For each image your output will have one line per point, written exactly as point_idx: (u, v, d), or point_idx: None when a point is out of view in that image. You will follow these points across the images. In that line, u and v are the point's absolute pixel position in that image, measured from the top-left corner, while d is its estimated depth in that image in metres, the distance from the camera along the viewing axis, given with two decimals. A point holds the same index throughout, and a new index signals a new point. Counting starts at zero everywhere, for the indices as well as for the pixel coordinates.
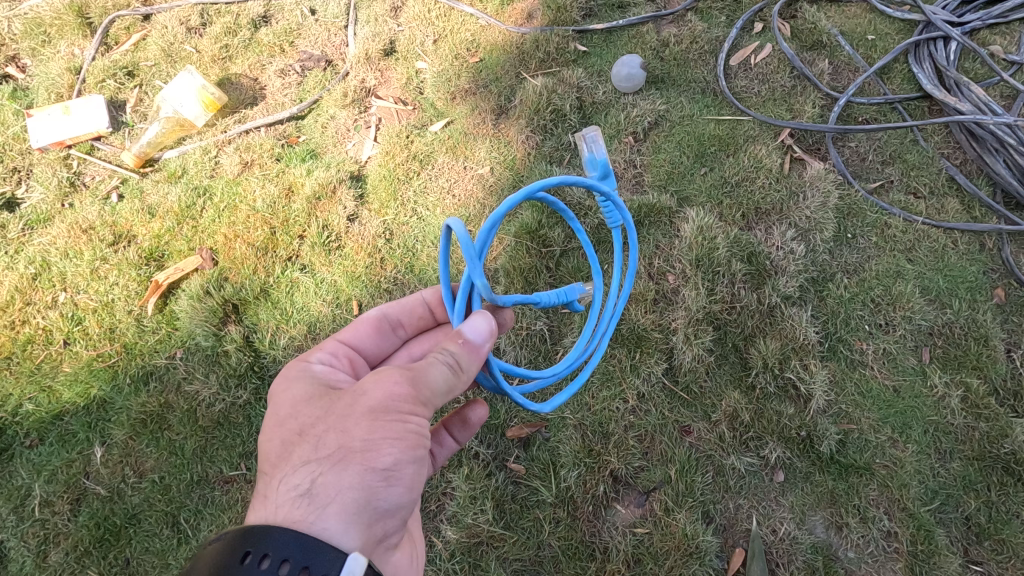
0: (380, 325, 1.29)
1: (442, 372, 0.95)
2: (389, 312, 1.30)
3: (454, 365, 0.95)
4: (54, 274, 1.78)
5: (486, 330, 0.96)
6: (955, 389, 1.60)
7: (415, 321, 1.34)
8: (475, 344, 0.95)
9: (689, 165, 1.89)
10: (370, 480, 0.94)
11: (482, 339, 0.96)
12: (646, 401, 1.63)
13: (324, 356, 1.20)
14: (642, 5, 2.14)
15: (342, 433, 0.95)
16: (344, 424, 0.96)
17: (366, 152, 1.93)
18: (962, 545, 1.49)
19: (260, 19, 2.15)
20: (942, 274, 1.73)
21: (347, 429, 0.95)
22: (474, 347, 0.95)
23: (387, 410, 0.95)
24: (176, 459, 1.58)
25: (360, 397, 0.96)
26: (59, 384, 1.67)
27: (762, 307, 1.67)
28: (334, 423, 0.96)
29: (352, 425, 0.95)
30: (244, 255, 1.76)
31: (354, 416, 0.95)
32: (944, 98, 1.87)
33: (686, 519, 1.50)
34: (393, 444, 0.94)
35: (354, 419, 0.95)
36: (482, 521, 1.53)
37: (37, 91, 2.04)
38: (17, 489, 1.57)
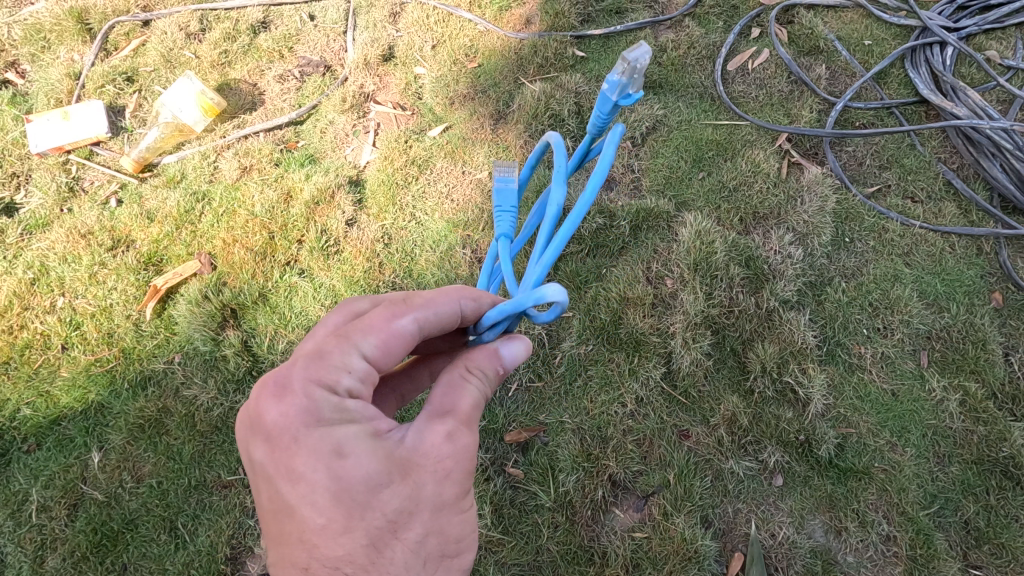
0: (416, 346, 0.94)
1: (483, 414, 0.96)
2: (427, 327, 0.95)
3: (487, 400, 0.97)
4: (52, 278, 1.79)
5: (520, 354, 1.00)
6: (953, 393, 1.60)
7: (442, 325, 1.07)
8: (509, 371, 0.99)
9: (687, 169, 1.89)
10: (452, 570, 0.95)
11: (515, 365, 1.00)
12: (645, 405, 1.62)
13: (353, 384, 0.89)
14: (640, 11, 2.15)
15: (438, 534, 0.90)
16: (439, 521, 0.89)
17: (365, 157, 1.94)
18: (962, 549, 1.49)
19: (260, 25, 2.16)
20: (940, 278, 1.73)
21: (439, 526, 0.89)
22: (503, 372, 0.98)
23: (466, 493, 0.93)
24: (174, 463, 1.58)
25: (447, 481, 0.89)
26: (57, 389, 1.67)
27: (761, 311, 1.67)
28: (428, 517, 0.88)
29: (448, 519, 0.90)
30: (243, 259, 1.77)
31: (444, 509, 0.90)
32: (941, 103, 1.88)
33: (685, 523, 1.50)
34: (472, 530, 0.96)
35: (447, 513, 0.90)
36: (480, 526, 1.54)
37: (37, 96, 2.05)
38: (15, 494, 1.56)
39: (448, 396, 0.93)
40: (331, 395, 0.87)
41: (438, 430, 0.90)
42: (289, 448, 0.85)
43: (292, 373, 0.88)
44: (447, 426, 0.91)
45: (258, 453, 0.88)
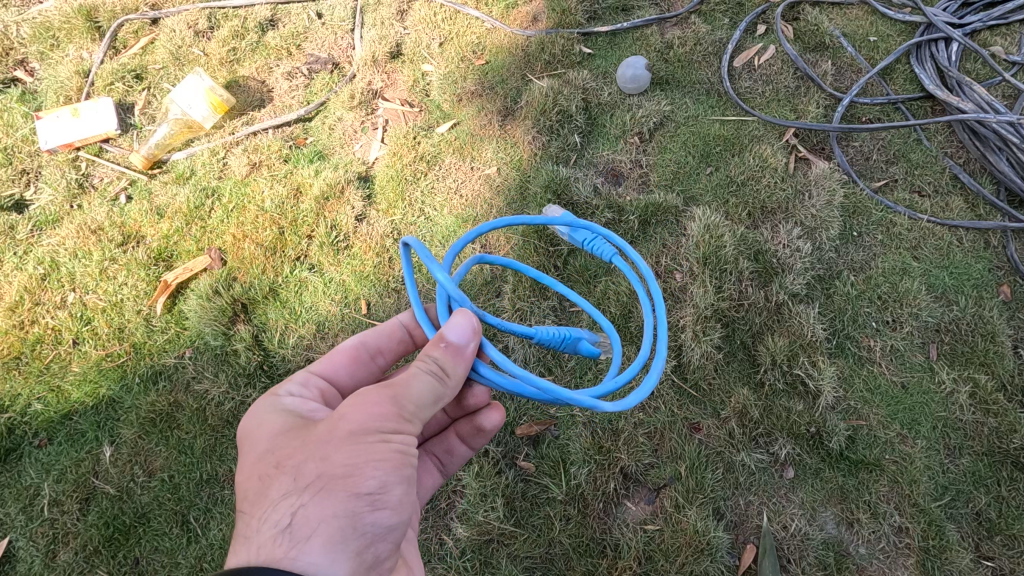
0: (358, 355, 1.28)
1: (430, 383, 0.96)
2: (368, 340, 1.28)
3: (438, 374, 0.96)
4: (63, 274, 1.79)
5: (468, 330, 0.98)
6: (963, 385, 1.61)
7: (393, 346, 1.32)
8: (457, 345, 0.97)
9: (695, 165, 1.90)
10: (353, 506, 0.90)
11: (465, 340, 0.97)
12: (656, 399, 1.63)
13: (295, 389, 1.15)
14: (646, 8, 2.16)
15: (319, 460, 0.91)
16: (322, 450, 0.92)
17: (374, 153, 1.95)
18: (974, 540, 1.49)
19: (268, 22, 2.17)
20: (948, 271, 1.74)
21: (323, 455, 0.91)
22: (457, 348, 0.97)
23: (367, 430, 0.92)
24: (186, 458, 1.58)
25: (337, 422, 0.94)
26: (67, 384, 1.67)
27: (770, 305, 1.68)
28: (313, 451, 0.92)
29: (332, 451, 0.91)
30: (252, 255, 1.77)
31: (335, 441, 0.92)
32: (947, 98, 1.89)
33: (697, 516, 1.50)
34: (373, 465, 0.91)
35: (336, 446, 0.92)
36: (493, 518, 1.53)
37: (46, 94, 2.06)
38: (26, 488, 1.56)
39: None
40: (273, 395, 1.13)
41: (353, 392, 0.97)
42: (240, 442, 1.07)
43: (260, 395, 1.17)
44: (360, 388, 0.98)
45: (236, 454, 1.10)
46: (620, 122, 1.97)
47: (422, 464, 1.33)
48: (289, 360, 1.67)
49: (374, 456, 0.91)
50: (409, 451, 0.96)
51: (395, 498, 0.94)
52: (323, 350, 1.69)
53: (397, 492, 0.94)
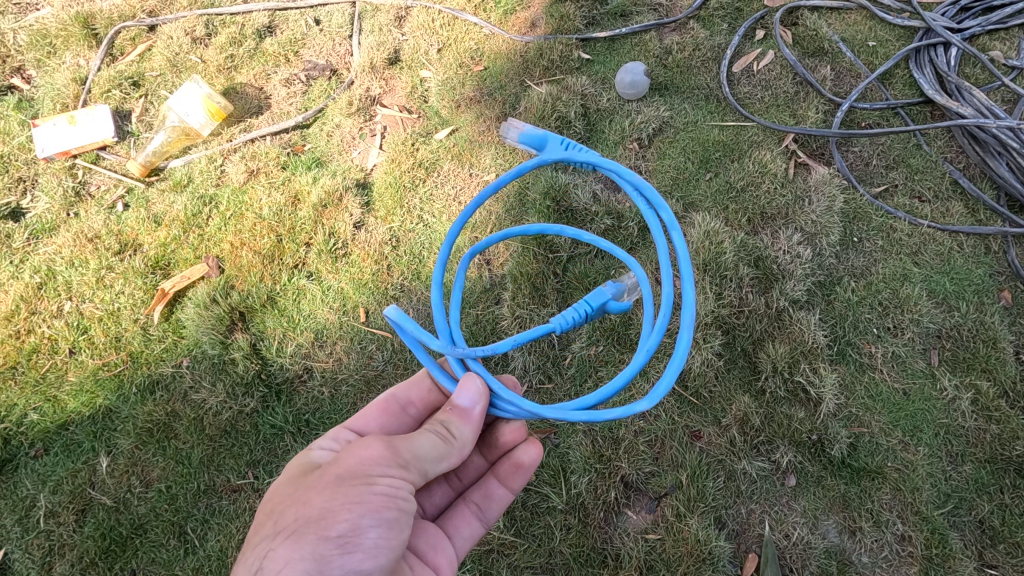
0: (389, 407, 1.31)
1: (435, 443, 1.06)
2: (399, 393, 1.32)
3: (444, 434, 1.07)
4: (59, 283, 1.78)
5: (475, 392, 1.07)
6: (965, 391, 1.60)
7: (425, 396, 1.34)
8: (465, 408, 1.07)
9: (694, 171, 1.89)
10: (322, 548, 0.91)
11: (472, 403, 1.07)
12: (656, 406, 1.61)
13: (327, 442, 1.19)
14: (645, 13, 2.15)
15: (303, 503, 0.96)
16: (309, 494, 0.98)
17: (373, 160, 1.94)
18: (977, 549, 1.48)
19: (266, 29, 2.17)
20: (949, 277, 1.73)
21: (308, 498, 0.97)
22: (465, 411, 1.07)
23: (354, 475, 0.98)
24: (184, 468, 1.57)
25: (331, 468, 1.01)
26: (64, 394, 1.66)
27: (771, 311, 1.67)
28: (301, 496, 0.99)
29: (314, 495, 0.97)
30: (250, 262, 1.76)
31: (322, 486, 0.98)
32: (946, 103, 1.88)
33: (698, 525, 1.49)
34: (350, 507, 0.93)
35: (320, 488, 0.98)
36: (493, 528, 1.53)
37: (43, 102, 2.05)
38: (22, 499, 1.55)
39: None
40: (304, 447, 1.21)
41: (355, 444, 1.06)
42: None
43: None
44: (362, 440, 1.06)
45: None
46: (619, 128, 1.96)
47: (460, 514, 1.30)
48: (287, 368, 1.66)
49: (351, 499, 0.94)
50: (396, 496, 0.98)
51: (371, 542, 0.94)
52: (321, 358, 1.68)
53: (370, 537, 0.94)
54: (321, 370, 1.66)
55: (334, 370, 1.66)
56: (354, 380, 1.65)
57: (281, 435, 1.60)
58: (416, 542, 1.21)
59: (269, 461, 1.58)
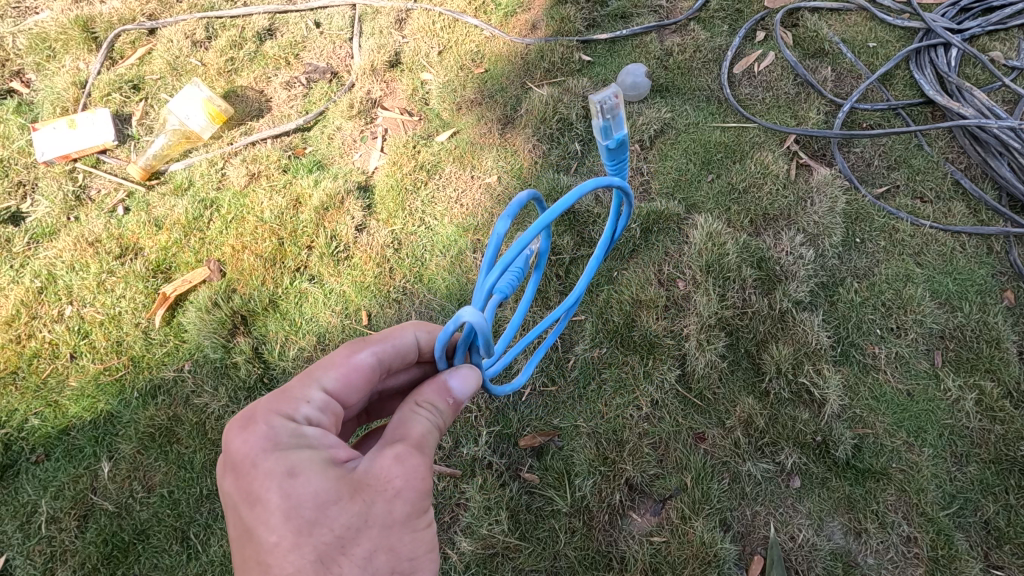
0: (373, 376, 1.04)
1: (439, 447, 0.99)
2: (385, 358, 1.05)
3: (442, 432, 0.99)
4: (60, 287, 1.77)
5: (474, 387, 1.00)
6: (968, 392, 1.60)
7: None
8: (461, 402, 1.00)
9: (696, 172, 1.89)
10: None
11: (468, 397, 1.00)
12: (660, 409, 1.62)
13: (312, 413, 0.97)
14: (645, 15, 2.16)
15: (388, 551, 0.88)
16: (389, 539, 0.88)
17: (374, 163, 1.94)
18: (983, 550, 1.47)
19: (266, 32, 2.16)
20: (952, 277, 1.73)
21: (389, 544, 0.88)
22: (457, 404, 1.00)
23: (419, 513, 0.92)
24: (185, 473, 1.56)
25: (395, 500, 0.89)
26: (65, 399, 1.65)
27: (774, 313, 1.66)
28: (378, 539, 0.87)
29: (398, 542, 0.89)
30: (252, 266, 1.76)
31: (397, 528, 0.89)
32: (947, 104, 1.88)
33: (704, 527, 1.49)
34: (430, 556, 0.94)
35: (398, 531, 0.89)
36: (497, 531, 1.52)
37: (43, 105, 2.04)
38: (23, 505, 1.54)
39: (401, 426, 0.95)
40: (289, 423, 0.93)
41: (389, 453, 0.91)
42: (248, 473, 0.89)
43: (257, 406, 0.95)
44: (397, 449, 0.92)
45: (225, 484, 0.91)
46: None
47: None
48: (290, 372, 1.66)
49: (429, 546, 0.94)
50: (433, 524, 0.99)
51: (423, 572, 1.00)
52: None
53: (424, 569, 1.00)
54: None
55: None
56: None
57: None
58: None
59: None
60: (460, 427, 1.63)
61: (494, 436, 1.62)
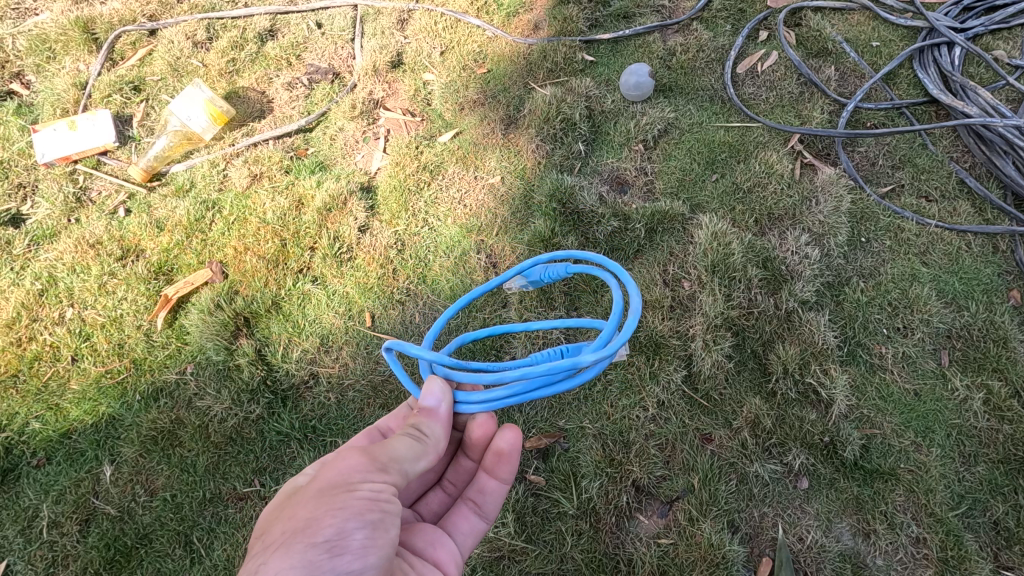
0: (372, 435, 1.28)
1: (412, 444, 1.03)
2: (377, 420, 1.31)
3: (417, 435, 1.05)
4: (61, 289, 1.76)
5: (439, 393, 1.07)
6: (976, 392, 1.59)
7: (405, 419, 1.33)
8: (431, 407, 1.07)
9: (700, 172, 1.89)
10: (310, 556, 0.85)
11: (437, 402, 1.07)
12: (666, 409, 1.61)
13: None
14: (648, 15, 2.15)
15: (287, 519, 0.91)
16: (294, 511, 0.93)
17: (376, 164, 1.93)
18: (993, 550, 1.46)
19: (267, 33, 2.16)
20: (958, 277, 1.72)
21: (292, 514, 0.92)
22: (431, 411, 1.07)
23: (334, 484, 0.94)
24: (189, 476, 1.55)
25: (313, 484, 0.97)
26: (66, 402, 1.63)
27: (780, 313, 1.65)
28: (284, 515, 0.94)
29: (299, 509, 0.92)
30: (255, 267, 1.75)
31: (305, 500, 0.94)
32: (951, 102, 1.88)
33: (711, 529, 1.47)
34: (333, 514, 0.89)
35: (304, 503, 0.93)
36: (503, 534, 1.51)
37: (43, 107, 2.03)
38: (24, 510, 1.52)
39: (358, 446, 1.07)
40: None
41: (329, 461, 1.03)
42: None
43: None
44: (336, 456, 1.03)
45: None
46: (624, 129, 1.95)
47: (458, 511, 1.29)
48: (293, 374, 1.65)
49: (335, 505, 0.90)
50: (381, 499, 0.95)
51: (359, 543, 0.89)
52: (327, 363, 1.66)
53: (359, 539, 0.89)
54: (327, 375, 1.64)
55: (340, 376, 1.64)
56: (361, 386, 1.63)
57: (288, 442, 1.58)
58: (411, 541, 1.16)
59: (276, 468, 1.56)
60: None
61: None
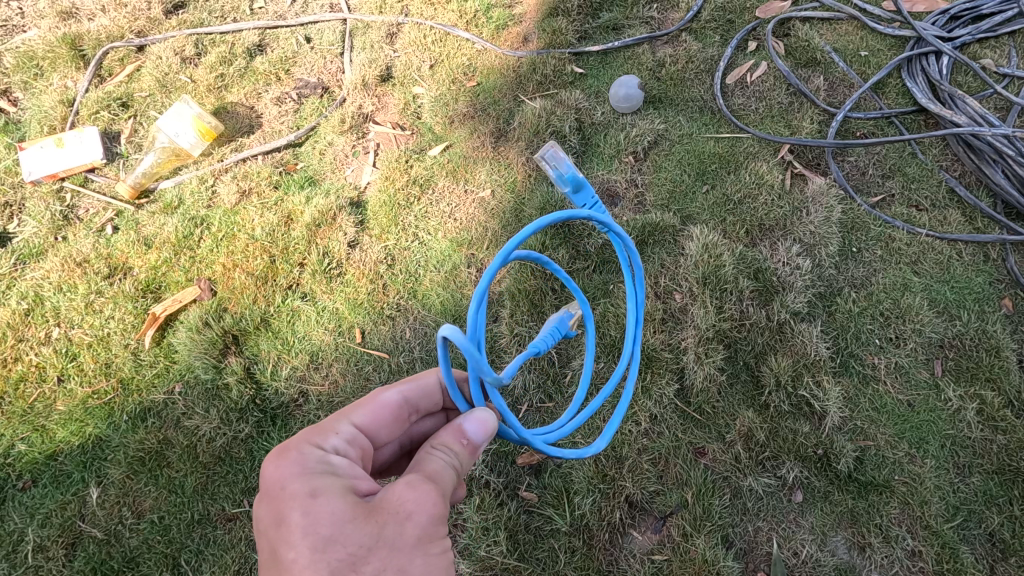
0: (399, 413, 1.11)
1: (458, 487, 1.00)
2: (411, 397, 1.12)
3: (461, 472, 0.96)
4: (47, 309, 1.74)
5: (487, 433, 0.98)
6: (970, 402, 1.58)
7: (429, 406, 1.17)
8: (475, 445, 0.97)
9: (690, 183, 1.88)
10: None
11: (481, 441, 0.98)
12: (659, 423, 1.60)
13: (341, 445, 0.99)
14: (637, 27, 2.16)
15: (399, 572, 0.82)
16: (399, 559, 0.83)
17: (366, 178, 1.92)
18: (988, 562, 1.45)
19: (256, 47, 2.15)
20: (949, 286, 1.72)
21: (399, 564, 0.83)
22: (474, 447, 0.98)
23: (432, 538, 0.87)
24: (176, 497, 1.53)
25: (406, 522, 0.85)
26: (52, 424, 1.61)
27: (772, 324, 1.65)
28: (388, 559, 0.83)
29: (407, 562, 0.83)
30: (243, 284, 1.74)
31: (406, 548, 0.84)
32: (939, 111, 1.88)
33: (706, 544, 1.46)
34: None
35: (407, 553, 0.84)
36: (496, 553, 1.49)
37: (30, 124, 2.02)
38: (10, 534, 1.50)
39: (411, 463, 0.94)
40: (320, 452, 0.96)
41: (399, 481, 0.89)
42: (276, 497, 0.89)
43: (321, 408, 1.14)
44: (407, 477, 0.90)
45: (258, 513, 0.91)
46: (614, 141, 1.95)
47: None
48: (282, 392, 1.63)
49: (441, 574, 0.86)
50: None
51: None
52: (317, 381, 1.64)
53: None
54: (318, 393, 1.63)
55: (330, 394, 1.63)
56: (351, 404, 1.62)
57: None
58: None
59: None
60: None
61: (491, 453, 1.59)
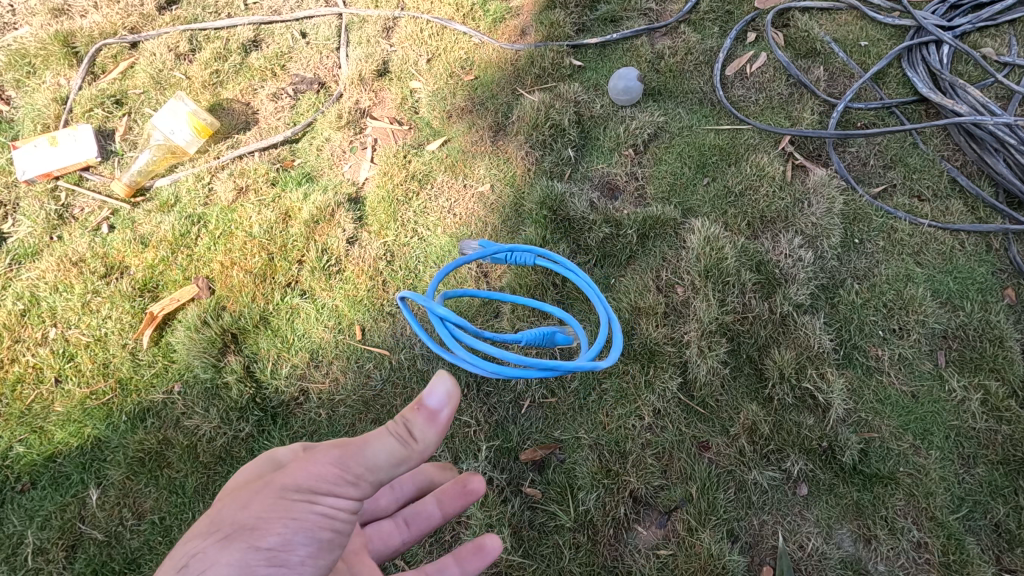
0: None
1: (391, 447, 0.90)
2: None
3: (404, 438, 0.90)
4: (44, 309, 1.72)
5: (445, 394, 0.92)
6: (974, 392, 1.57)
7: None
8: (433, 409, 0.91)
9: (691, 176, 1.87)
10: (247, 560, 0.84)
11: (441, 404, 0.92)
12: (662, 418, 1.58)
13: None
14: (635, 19, 2.14)
15: (242, 504, 0.89)
16: (254, 495, 0.90)
17: (364, 174, 1.90)
18: (995, 553, 1.45)
19: (251, 43, 2.13)
20: (952, 276, 1.71)
21: (249, 501, 0.89)
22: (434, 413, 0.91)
23: (298, 487, 0.88)
24: (178, 498, 1.51)
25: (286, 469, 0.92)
26: (50, 425, 1.59)
27: (775, 317, 1.64)
28: (249, 493, 0.91)
29: (255, 500, 0.88)
30: (241, 282, 1.72)
31: (267, 489, 0.90)
32: (941, 101, 1.87)
33: (711, 539, 1.45)
34: (285, 522, 0.86)
35: (265, 491, 0.90)
36: (500, 550, 1.48)
37: (23, 123, 1.99)
38: (9, 537, 1.48)
39: None
40: None
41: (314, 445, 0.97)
42: None
43: None
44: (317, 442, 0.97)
45: None
46: (614, 134, 1.93)
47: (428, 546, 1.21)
48: (282, 391, 1.62)
49: (285, 513, 0.86)
50: (339, 515, 0.89)
51: (298, 559, 0.87)
52: (317, 379, 1.63)
53: (299, 556, 0.87)
54: (318, 391, 1.62)
55: (331, 391, 1.62)
56: (352, 401, 1.61)
57: None
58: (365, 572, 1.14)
59: None
60: (458, 442, 1.58)
61: (495, 449, 1.57)
